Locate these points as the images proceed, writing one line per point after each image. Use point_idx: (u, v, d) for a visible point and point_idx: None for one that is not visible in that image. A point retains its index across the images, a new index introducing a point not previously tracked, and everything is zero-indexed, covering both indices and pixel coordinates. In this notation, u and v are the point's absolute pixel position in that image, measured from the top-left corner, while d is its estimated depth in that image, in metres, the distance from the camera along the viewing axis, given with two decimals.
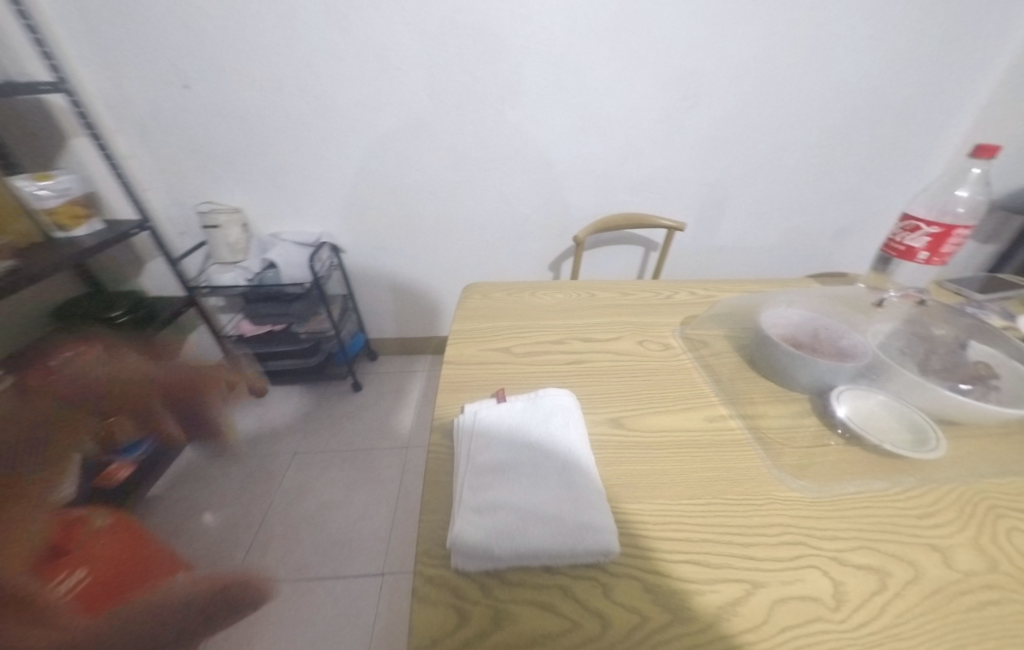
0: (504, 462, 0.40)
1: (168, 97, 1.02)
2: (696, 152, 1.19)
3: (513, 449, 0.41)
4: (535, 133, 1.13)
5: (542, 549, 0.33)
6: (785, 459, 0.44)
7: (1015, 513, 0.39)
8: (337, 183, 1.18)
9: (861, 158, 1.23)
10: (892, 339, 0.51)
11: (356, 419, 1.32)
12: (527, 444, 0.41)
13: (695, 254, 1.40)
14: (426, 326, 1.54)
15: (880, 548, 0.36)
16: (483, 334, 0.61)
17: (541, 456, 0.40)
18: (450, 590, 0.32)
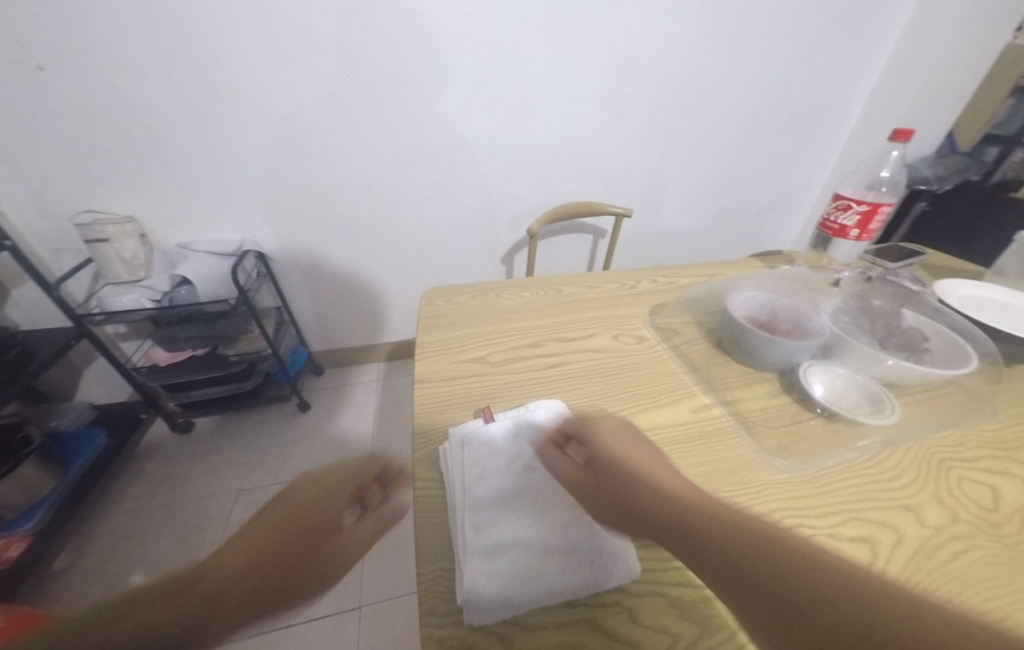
0: (506, 492, 0.37)
1: (14, 82, 0.81)
2: (635, 138, 1.21)
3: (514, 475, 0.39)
4: (475, 121, 1.08)
5: (564, 586, 0.31)
6: (769, 441, 0.45)
7: (960, 462, 0.44)
8: (256, 182, 1.04)
9: (777, 141, 1.34)
10: (843, 314, 0.55)
11: (307, 442, 1.20)
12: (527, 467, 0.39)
13: (641, 238, 1.44)
14: (376, 332, 1.44)
15: (866, 517, 0.38)
16: (453, 344, 0.57)
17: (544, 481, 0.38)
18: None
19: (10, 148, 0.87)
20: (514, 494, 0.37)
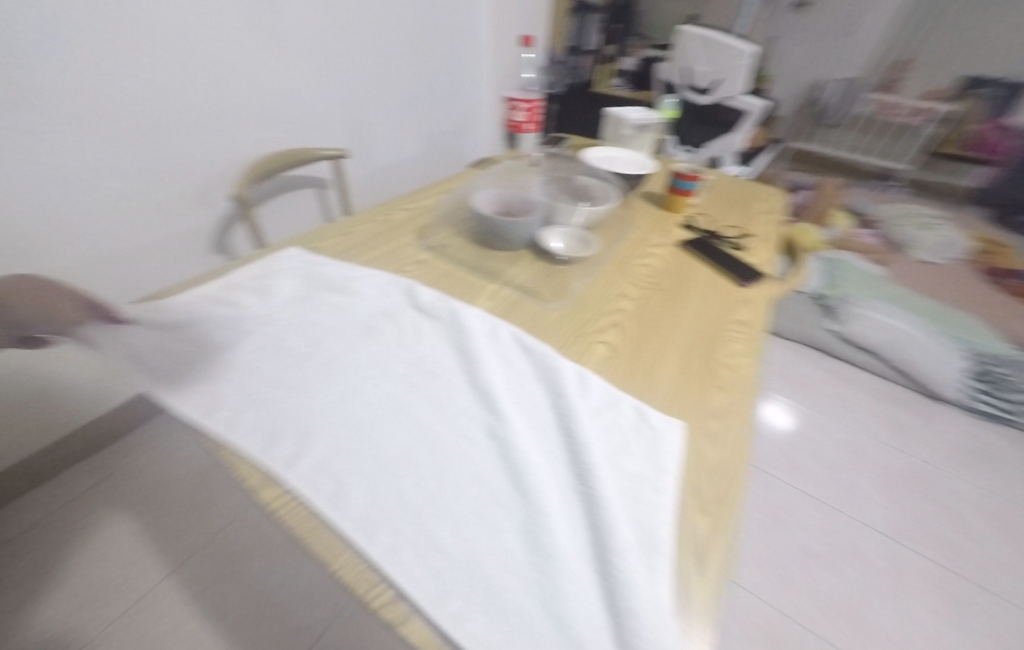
0: (429, 461, 0.35)
1: None
2: (315, 69, 1.02)
3: (627, 467, 0.37)
4: (33, 55, 0.62)
5: (458, 437, 0.37)
6: (544, 295, 0.58)
7: (633, 259, 0.69)
8: None
9: (446, 60, 1.43)
10: (547, 191, 0.74)
11: (25, 629, 0.74)
12: (539, 559, 0.29)
13: (370, 181, 1.35)
14: (40, 438, 0.88)
15: (606, 312, 0.57)
16: (210, 346, 0.44)
17: (470, 535, 0.30)
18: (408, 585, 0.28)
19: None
20: (406, 448, 0.36)
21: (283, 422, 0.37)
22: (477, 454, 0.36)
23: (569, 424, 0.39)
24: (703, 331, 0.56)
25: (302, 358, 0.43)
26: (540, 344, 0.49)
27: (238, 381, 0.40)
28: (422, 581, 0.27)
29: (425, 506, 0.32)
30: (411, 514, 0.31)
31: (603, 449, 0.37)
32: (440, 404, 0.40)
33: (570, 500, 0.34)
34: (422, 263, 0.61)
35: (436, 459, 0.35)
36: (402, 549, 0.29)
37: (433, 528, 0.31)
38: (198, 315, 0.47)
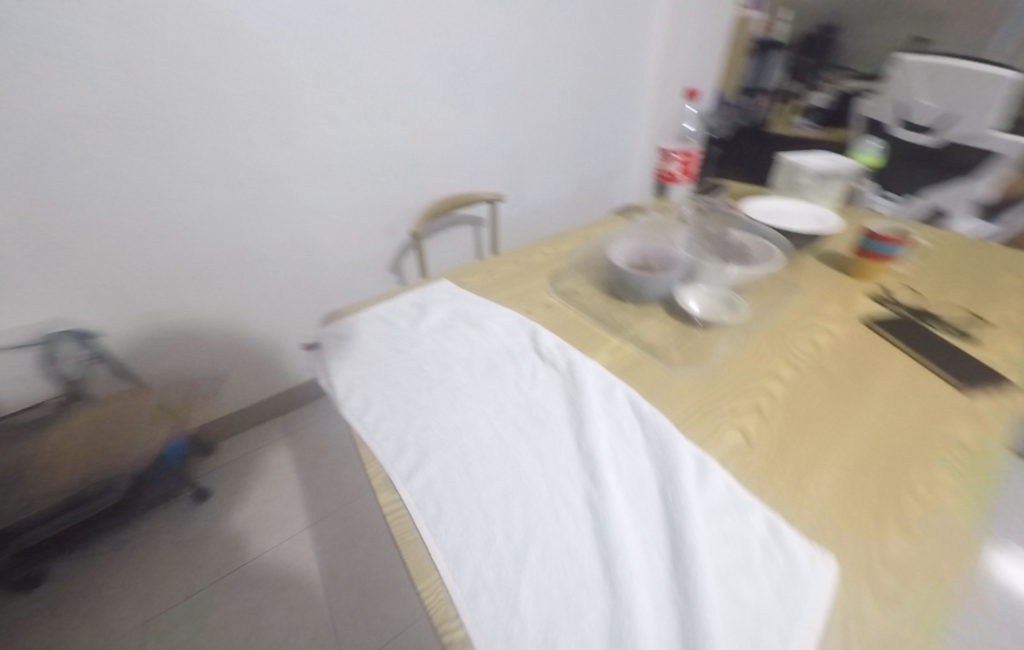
0: (522, 512, 0.36)
1: None
2: (489, 126, 1.21)
3: (743, 596, 0.30)
4: (312, 127, 0.92)
5: (554, 496, 0.37)
6: (672, 358, 0.54)
7: (792, 331, 0.59)
8: (42, 247, 0.74)
9: (607, 109, 1.49)
10: (694, 246, 0.69)
11: (223, 534, 1.00)
12: None
13: (519, 219, 1.48)
14: (261, 394, 1.21)
15: (748, 390, 0.49)
16: (371, 357, 0.53)
17: (546, 607, 0.29)
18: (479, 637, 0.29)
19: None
20: (503, 490, 0.37)
21: (409, 436, 0.43)
22: (570, 522, 0.35)
23: (677, 517, 0.35)
24: (887, 443, 0.43)
25: (434, 382, 0.49)
26: (658, 414, 0.45)
27: (384, 391, 0.48)
28: (491, 637, 0.28)
29: (509, 560, 0.32)
30: (496, 564, 0.32)
31: (715, 563, 0.32)
32: (543, 455, 0.41)
33: (664, 611, 0.29)
34: (551, 307, 0.64)
35: (529, 513, 0.36)
36: (481, 598, 0.30)
37: (513, 586, 0.31)
38: (369, 330, 0.58)
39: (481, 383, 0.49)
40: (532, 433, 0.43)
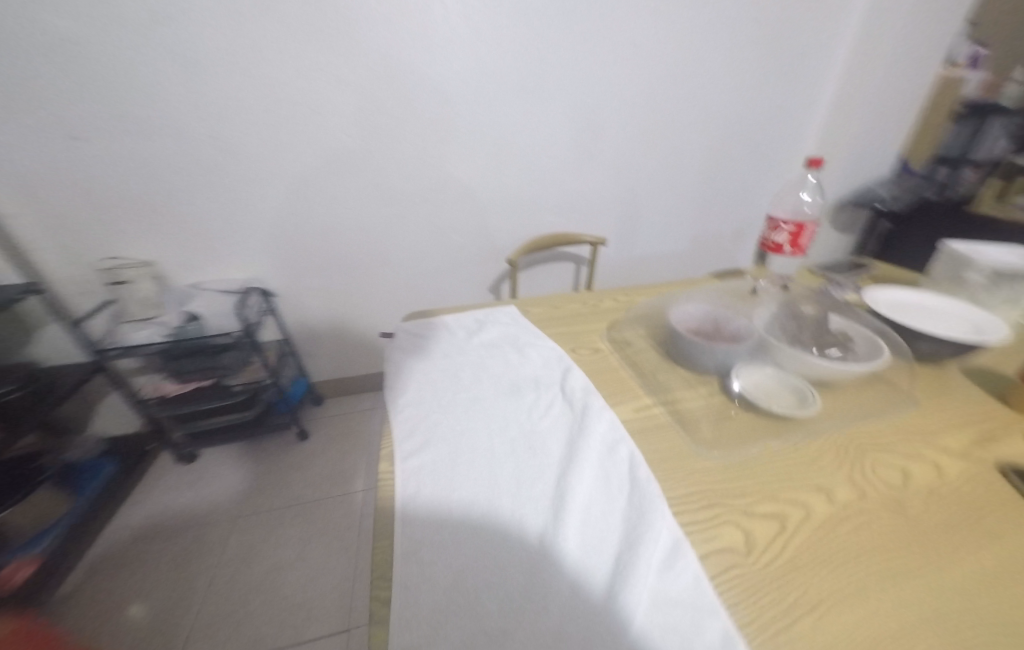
0: (478, 524, 0.39)
1: (56, 150, 0.92)
2: (607, 175, 1.30)
3: None
4: (451, 163, 1.16)
5: (512, 521, 0.39)
6: (701, 435, 0.50)
7: (877, 450, 0.48)
8: (269, 225, 1.13)
9: (746, 170, 1.42)
10: (773, 324, 0.62)
11: (305, 469, 1.23)
12: None
13: (620, 264, 1.49)
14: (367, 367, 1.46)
15: (777, 496, 0.42)
16: (424, 354, 0.63)
17: (456, 611, 0.33)
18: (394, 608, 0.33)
19: (35, 190, 0.94)
20: (472, 498, 0.41)
21: (421, 426, 0.50)
22: (513, 552, 0.37)
23: (616, 592, 0.34)
24: (958, 629, 0.32)
25: (461, 388, 0.56)
26: (654, 483, 0.43)
27: (419, 384, 0.57)
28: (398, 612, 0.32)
29: (446, 560, 0.36)
30: (433, 558, 0.36)
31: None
32: (521, 483, 0.43)
33: None
34: (596, 351, 0.65)
35: (482, 528, 0.39)
36: (409, 578, 0.35)
37: (437, 581, 0.34)
38: (433, 332, 0.69)
39: (497, 401, 0.54)
40: (522, 460, 0.46)
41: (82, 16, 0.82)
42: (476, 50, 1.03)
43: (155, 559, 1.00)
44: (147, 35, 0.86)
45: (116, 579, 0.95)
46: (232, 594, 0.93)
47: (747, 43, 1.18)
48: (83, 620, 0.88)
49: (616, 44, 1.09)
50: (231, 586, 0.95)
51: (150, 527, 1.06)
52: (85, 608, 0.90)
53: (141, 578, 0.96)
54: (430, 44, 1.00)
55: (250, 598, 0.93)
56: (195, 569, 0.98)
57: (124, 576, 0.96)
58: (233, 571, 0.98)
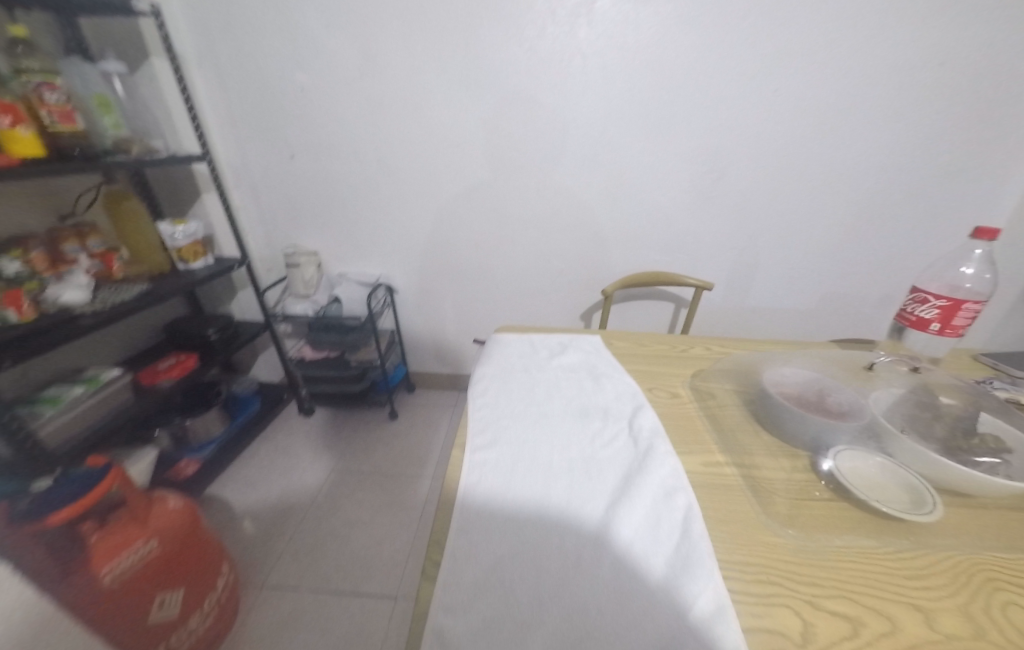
0: (523, 526, 0.43)
1: (277, 164, 1.24)
2: (726, 220, 1.25)
3: None
4: (566, 195, 1.25)
5: (554, 533, 0.42)
6: (775, 508, 0.46)
7: (1017, 590, 0.39)
8: (404, 233, 1.34)
9: (906, 230, 1.21)
10: (894, 408, 0.54)
11: (390, 445, 1.39)
12: None
13: (725, 312, 1.40)
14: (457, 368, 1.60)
15: (856, 599, 0.37)
16: (507, 365, 0.70)
17: (490, 592, 0.37)
18: (440, 572, 0.39)
19: (258, 190, 1.28)
20: (524, 500, 0.45)
21: (493, 428, 0.56)
22: (551, 559, 0.40)
23: (639, 628, 0.34)
24: None
25: (535, 402, 0.61)
26: (707, 542, 0.42)
27: (498, 391, 0.63)
28: (444, 577, 0.38)
29: (490, 547, 0.40)
30: (480, 541, 0.41)
31: None
32: (571, 501, 0.45)
33: None
34: (674, 397, 0.64)
35: (526, 530, 0.42)
36: (456, 552, 0.40)
37: (478, 562, 0.39)
38: (520, 346, 0.75)
39: (565, 422, 0.57)
40: (576, 480, 0.48)
41: (314, 70, 1.11)
42: (609, 96, 1.10)
43: (271, 486, 1.23)
44: (351, 84, 1.12)
45: (243, 494, 1.20)
46: (316, 534, 1.10)
47: (925, 91, 1.03)
48: (217, 518, 1.13)
49: (756, 92, 1.06)
50: (316, 527, 1.12)
51: (272, 461, 1.32)
52: (220, 509, 1.16)
53: (258, 499, 1.20)
54: (566, 90, 1.10)
55: (328, 542, 1.08)
56: (295, 505, 1.18)
57: (248, 493, 1.21)
58: (321, 515, 1.15)
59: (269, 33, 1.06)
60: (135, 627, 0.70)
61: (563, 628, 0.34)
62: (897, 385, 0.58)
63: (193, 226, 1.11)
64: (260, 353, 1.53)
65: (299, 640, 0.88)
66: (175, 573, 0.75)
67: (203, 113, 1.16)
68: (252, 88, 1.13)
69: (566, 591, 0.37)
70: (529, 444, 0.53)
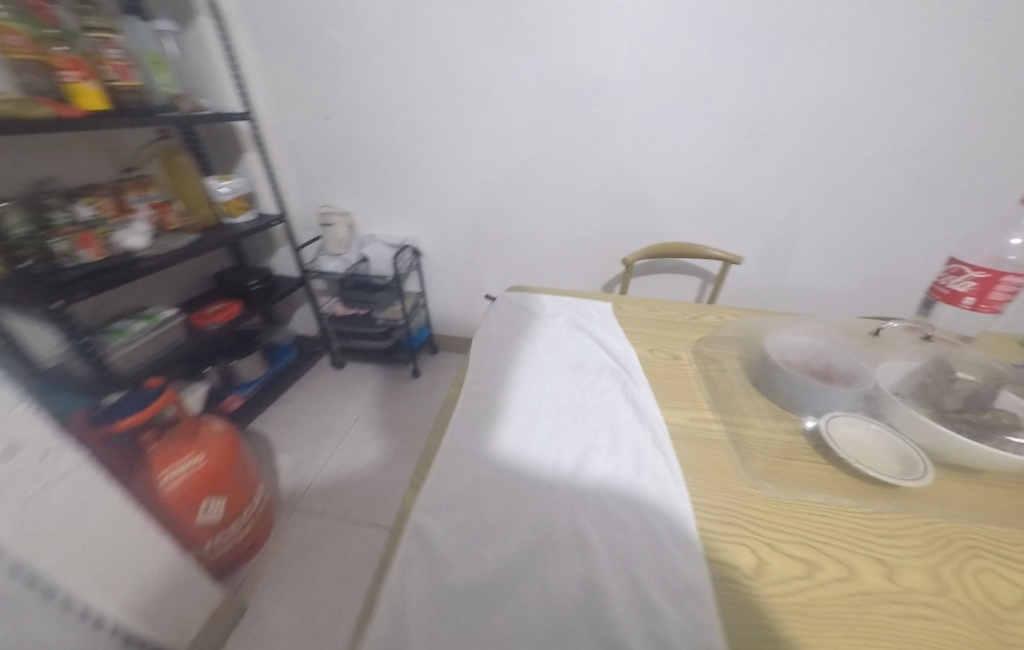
0: (506, 456, 0.46)
1: (313, 124, 1.29)
2: (763, 190, 1.17)
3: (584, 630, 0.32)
4: (592, 160, 1.22)
5: (534, 464, 0.45)
6: (754, 463, 0.47)
7: (996, 559, 0.38)
8: (431, 196, 1.37)
9: (975, 206, 1.08)
10: (903, 380, 0.52)
11: (411, 400, 1.48)
12: (465, 562, 0.37)
13: (755, 288, 1.34)
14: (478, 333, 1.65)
15: (818, 547, 0.38)
16: (512, 319, 0.72)
17: (467, 504, 0.41)
18: (425, 485, 0.44)
19: (294, 149, 1.34)
20: (510, 435, 0.49)
21: (491, 373, 0.59)
22: (527, 485, 0.43)
23: (597, 545, 0.37)
24: None
25: (535, 354, 0.63)
26: (678, 484, 0.43)
27: (501, 342, 0.66)
28: (428, 489, 0.43)
29: (473, 470, 0.45)
30: (464, 464, 0.45)
31: (589, 595, 0.34)
32: (554, 440, 0.48)
33: (523, 576, 0.35)
34: (674, 358, 0.64)
35: (508, 459, 0.46)
36: (442, 470, 0.45)
37: (460, 480, 0.44)
38: (528, 304, 0.78)
39: (560, 373, 0.59)
40: (562, 423, 0.51)
41: (347, 29, 1.12)
42: (644, 51, 1.04)
43: (303, 427, 1.36)
44: (382, 42, 1.13)
45: (279, 431, 1.33)
46: (341, 472, 1.21)
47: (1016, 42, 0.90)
48: (257, 449, 1.27)
49: (809, 44, 0.96)
50: (341, 466, 1.23)
51: (306, 405, 1.44)
52: (259, 442, 1.29)
53: (292, 437, 1.32)
54: (598, 46, 1.06)
55: (350, 479, 1.19)
56: (323, 445, 1.30)
57: (284, 431, 1.34)
58: (345, 455, 1.26)
59: None
60: (188, 525, 0.82)
61: (528, 539, 0.38)
62: (913, 358, 0.55)
63: (237, 182, 1.20)
64: (297, 307, 1.64)
65: (322, 558, 1.00)
66: (218, 486, 0.86)
67: (247, 73, 1.22)
68: (290, 48, 1.17)
69: (536, 511, 0.40)
70: (523, 389, 0.56)
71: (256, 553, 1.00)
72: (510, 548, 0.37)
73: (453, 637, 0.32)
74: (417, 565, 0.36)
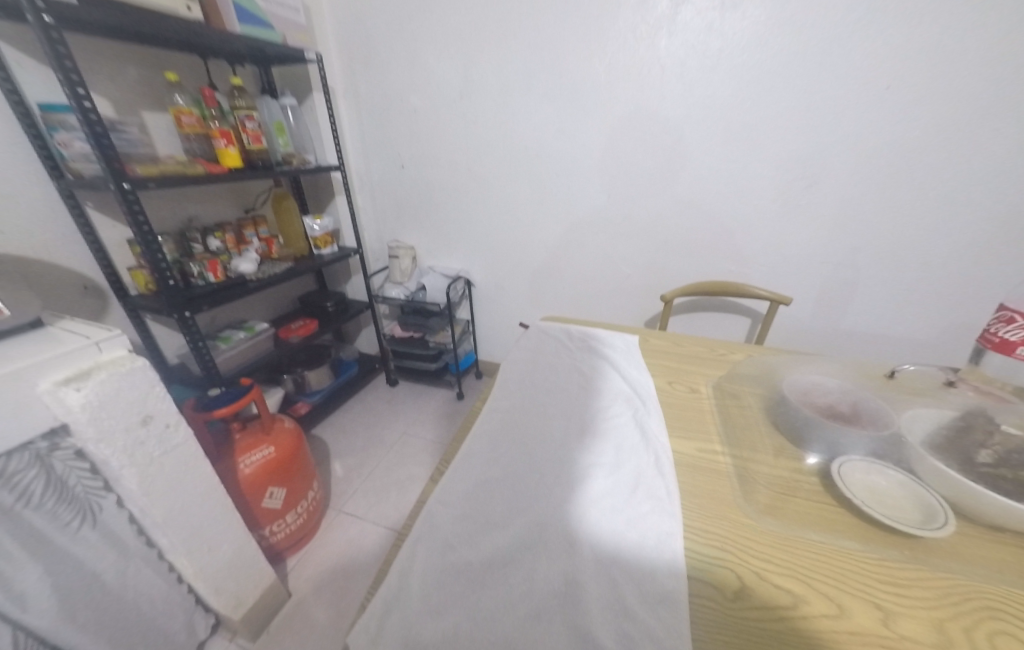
0: (515, 464, 0.52)
1: (391, 173, 1.51)
2: (815, 231, 1.14)
3: (559, 616, 0.36)
4: (634, 201, 1.29)
5: (539, 473, 0.50)
6: (756, 497, 0.47)
7: (1021, 625, 0.35)
8: (485, 234, 1.52)
9: None
10: (932, 430, 0.50)
11: (453, 420, 1.57)
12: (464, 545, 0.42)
13: (808, 331, 1.28)
14: None
15: (810, 582, 0.38)
16: (541, 346, 0.79)
17: (473, 499, 0.47)
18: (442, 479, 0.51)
19: (374, 193, 1.58)
20: (522, 447, 0.55)
21: (514, 392, 0.66)
22: (529, 490, 0.48)
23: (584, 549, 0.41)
24: None
25: (557, 379, 0.69)
26: (675, 507, 0.46)
27: (528, 365, 0.73)
28: (443, 483, 0.50)
29: (484, 472, 0.51)
30: (478, 466, 0.52)
31: (568, 588, 0.38)
32: (561, 456, 0.53)
33: (512, 564, 0.40)
34: (693, 392, 0.66)
35: (516, 467, 0.51)
36: (458, 469, 0.52)
37: (472, 479, 0.50)
38: (558, 333, 0.84)
39: (577, 397, 0.64)
40: (572, 441, 0.55)
41: (425, 96, 1.34)
42: (688, 103, 1.12)
43: (357, 436, 1.50)
44: (452, 106, 1.33)
45: (337, 437, 1.49)
46: (384, 480, 1.32)
47: None
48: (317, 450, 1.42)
49: (858, 93, 0.97)
50: (385, 475, 1.33)
51: (362, 417, 1.59)
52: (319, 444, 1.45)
53: (346, 444, 1.47)
54: (643, 101, 1.15)
55: (391, 488, 1.29)
56: (372, 454, 1.42)
57: (341, 437, 1.49)
58: (389, 466, 1.37)
59: (395, 69, 1.33)
60: (256, 506, 0.96)
61: (522, 534, 0.43)
62: (951, 409, 0.53)
63: (327, 220, 1.42)
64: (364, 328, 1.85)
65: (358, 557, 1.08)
66: (284, 476, 1.00)
67: (344, 134, 1.49)
68: (379, 113, 1.42)
69: (533, 512, 0.45)
70: (540, 408, 0.62)
71: (304, 545, 1.12)
72: (504, 540, 0.42)
73: (446, 604, 0.38)
74: (424, 543, 0.43)
